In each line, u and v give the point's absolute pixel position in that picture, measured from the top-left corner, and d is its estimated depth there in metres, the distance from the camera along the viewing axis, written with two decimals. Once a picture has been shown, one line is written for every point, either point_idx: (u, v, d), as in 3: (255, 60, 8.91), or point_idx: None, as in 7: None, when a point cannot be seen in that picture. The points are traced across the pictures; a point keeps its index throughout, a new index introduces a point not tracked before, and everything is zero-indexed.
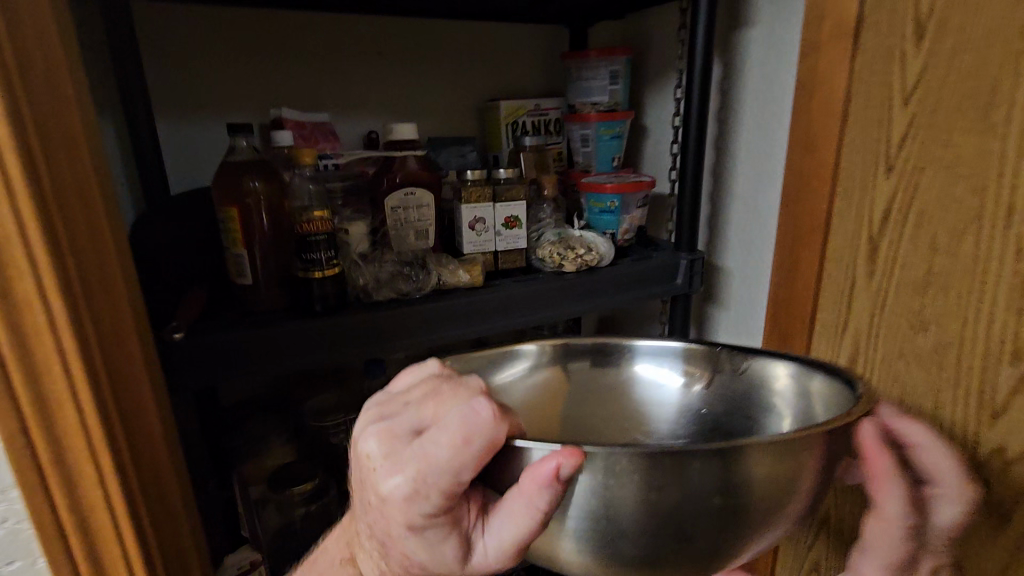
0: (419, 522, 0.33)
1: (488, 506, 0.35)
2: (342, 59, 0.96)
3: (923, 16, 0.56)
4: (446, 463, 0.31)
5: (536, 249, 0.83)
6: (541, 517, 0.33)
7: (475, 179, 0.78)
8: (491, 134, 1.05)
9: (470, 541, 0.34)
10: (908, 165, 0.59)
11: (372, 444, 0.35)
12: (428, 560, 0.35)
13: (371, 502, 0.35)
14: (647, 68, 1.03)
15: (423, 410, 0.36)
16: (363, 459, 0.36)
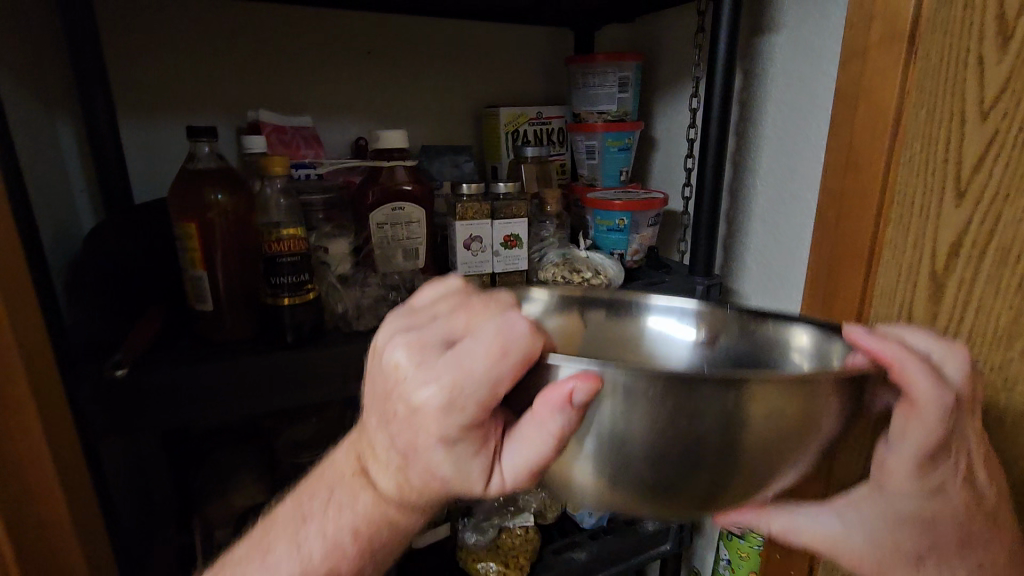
0: (451, 437, 0.31)
1: (506, 428, 0.33)
2: (327, 59, 0.88)
3: (1000, 20, 0.49)
4: (486, 375, 0.29)
5: (539, 271, 0.75)
6: (559, 441, 0.31)
7: (472, 193, 0.70)
8: (489, 142, 0.97)
9: (493, 460, 0.32)
10: (985, 194, 0.52)
11: (398, 352, 0.32)
12: (453, 476, 0.32)
13: (396, 416, 0.32)
14: (658, 75, 0.96)
15: (454, 323, 0.33)
16: (385, 368, 0.32)
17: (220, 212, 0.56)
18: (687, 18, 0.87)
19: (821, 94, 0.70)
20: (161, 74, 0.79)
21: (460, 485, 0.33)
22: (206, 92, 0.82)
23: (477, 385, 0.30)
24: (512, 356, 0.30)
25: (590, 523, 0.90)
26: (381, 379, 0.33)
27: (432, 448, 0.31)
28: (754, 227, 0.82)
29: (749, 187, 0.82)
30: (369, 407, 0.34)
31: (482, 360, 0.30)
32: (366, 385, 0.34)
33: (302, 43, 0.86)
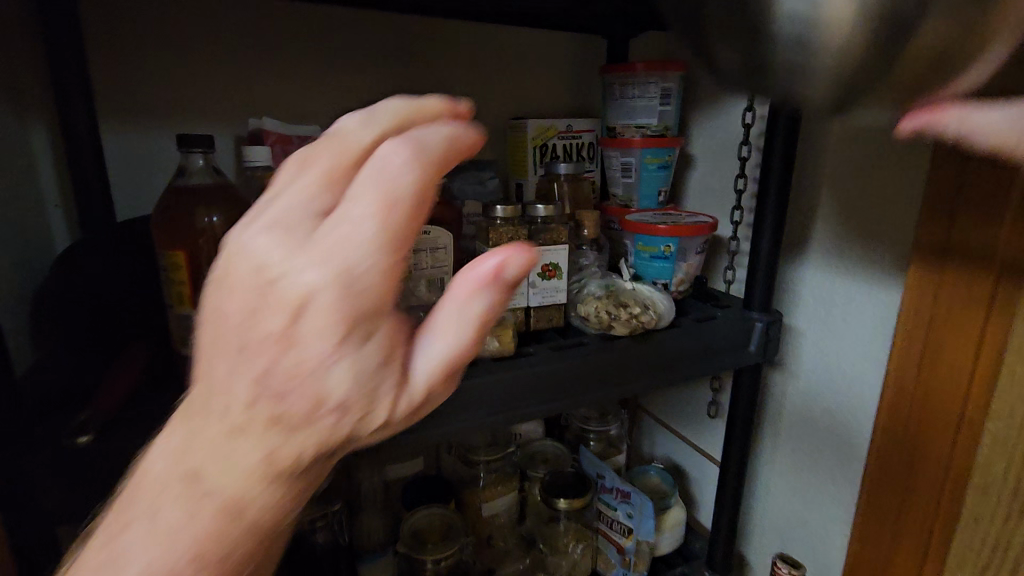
0: (340, 277, 0.26)
1: (419, 326, 0.30)
2: (339, 62, 0.79)
3: None
4: (376, 226, 0.26)
5: (578, 305, 0.66)
6: (477, 331, 0.29)
7: (507, 216, 0.60)
8: (513, 157, 0.88)
9: (405, 369, 0.29)
10: None
11: (255, 244, 0.27)
12: (340, 395, 0.27)
13: (267, 337, 0.26)
14: (699, 88, 0.88)
15: (310, 189, 0.28)
16: (246, 261, 0.27)
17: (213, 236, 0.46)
18: None
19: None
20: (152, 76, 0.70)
21: (355, 412, 0.28)
22: (203, 98, 0.73)
23: (367, 243, 0.27)
24: (399, 112, 0.30)
25: None
26: (241, 271, 0.27)
27: (323, 364, 0.27)
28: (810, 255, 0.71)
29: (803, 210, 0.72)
30: (221, 317, 0.27)
31: (377, 178, 0.27)
32: (215, 284, 0.28)
33: (312, 44, 0.77)
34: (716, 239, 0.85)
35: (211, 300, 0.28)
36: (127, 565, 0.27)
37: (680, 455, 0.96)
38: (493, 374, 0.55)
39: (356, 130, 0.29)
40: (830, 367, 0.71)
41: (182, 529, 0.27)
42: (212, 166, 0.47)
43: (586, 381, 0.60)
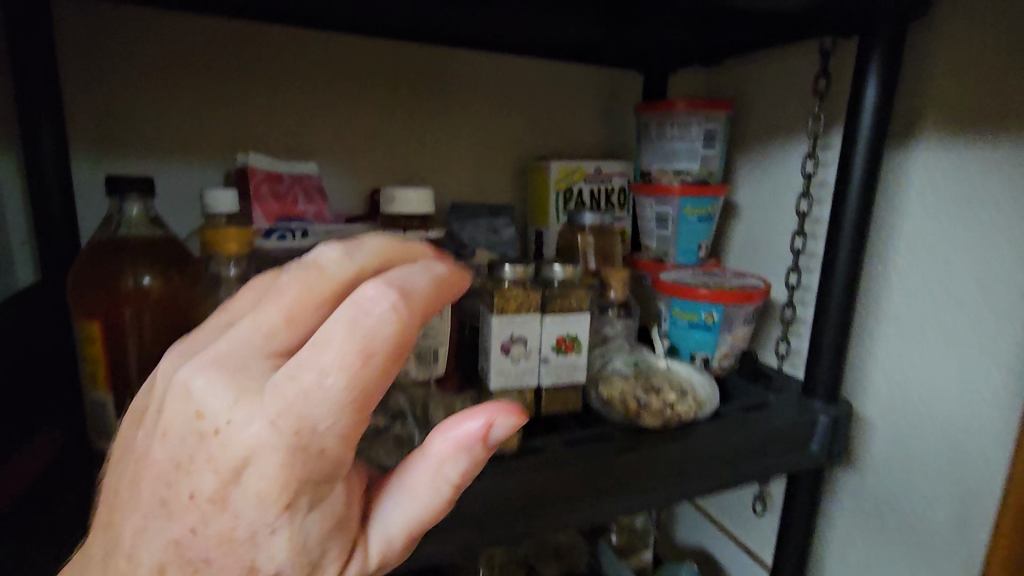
0: (278, 438, 0.24)
1: (388, 476, 0.29)
2: (344, 94, 0.72)
3: None
4: (345, 385, 0.23)
5: (600, 385, 0.55)
6: (450, 493, 0.27)
7: (517, 278, 0.50)
8: (534, 202, 0.79)
9: (355, 534, 0.27)
10: None
11: (201, 385, 0.25)
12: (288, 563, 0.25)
13: (200, 497, 0.25)
14: (748, 129, 0.77)
15: (266, 323, 0.25)
16: (186, 406, 0.25)
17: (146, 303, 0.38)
18: (797, 58, 0.69)
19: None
20: (135, 105, 0.63)
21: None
22: (191, 129, 0.66)
23: (332, 401, 0.24)
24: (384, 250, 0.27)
25: None
26: (181, 413, 0.25)
27: (262, 529, 0.25)
28: (887, 330, 0.63)
29: (881, 279, 0.63)
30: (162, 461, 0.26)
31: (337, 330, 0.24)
32: (160, 424, 0.26)
33: (315, 74, 0.70)
34: (767, 304, 0.73)
35: (149, 441, 0.26)
36: None
37: (718, 551, 0.82)
38: (489, 478, 0.44)
39: (330, 260, 0.26)
40: (910, 463, 0.62)
41: None
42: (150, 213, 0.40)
43: (609, 485, 0.48)
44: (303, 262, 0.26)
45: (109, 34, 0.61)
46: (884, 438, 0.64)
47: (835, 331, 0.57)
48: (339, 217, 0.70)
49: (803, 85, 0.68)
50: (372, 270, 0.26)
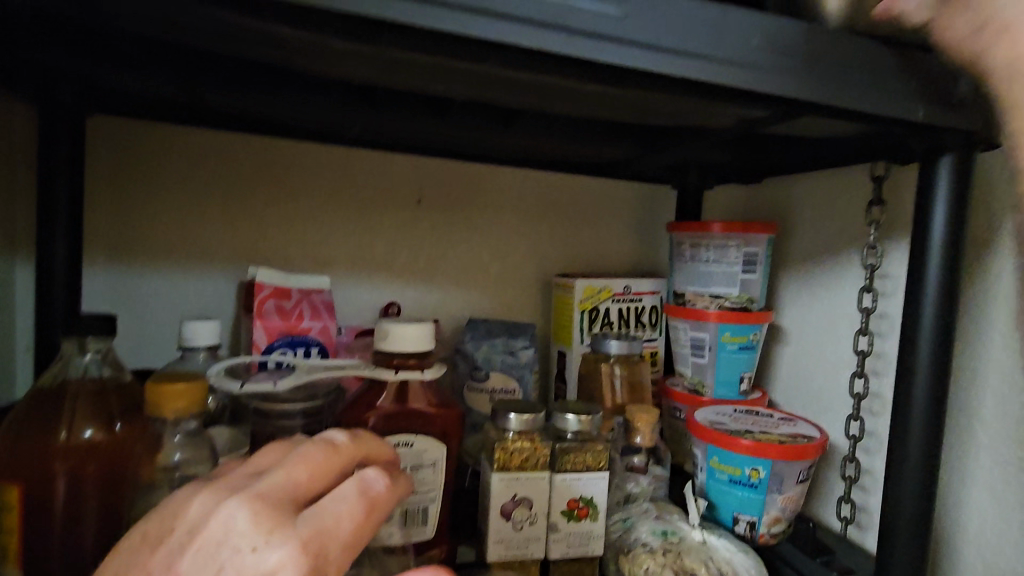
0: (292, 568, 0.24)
1: None
2: (367, 207, 0.71)
3: None
4: (355, 529, 0.27)
5: (621, 561, 0.45)
6: None
7: (523, 428, 0.43)
8: (557, 321, 0.73)
9: None
10: None
11: (234, 516, 0.26)
12: None
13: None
14: (794, 251, 0.71)
15: (290, 471, 0.28)
16: (216, 532, 0.25)
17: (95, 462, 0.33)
18: (848, 182, 0.64)
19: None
20: (156, 215, 0.63)
21: None
22: (208, 240, 0.65)
23: (343, 542, 0.27)
24: None
25: None
26: (214, 535, 0.25)
27: None
28: (979, 501, 0.52)
29: (969, 436, 0.53)
30: None
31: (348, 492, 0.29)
32: (187, 546, 0.25)
33: (339, 188, 0.69)
34: (824, 450, 0.63)
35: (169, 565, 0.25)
36: None
37: None
38: None
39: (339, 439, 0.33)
40: None
41: None
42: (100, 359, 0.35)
43: None
44: (321, 437, 0.31)
45: (143, 147, 0.63)
46: None
47: (915, 503, 0.47)
48: (347, 333, 0.66)
49: (856, 209, 0.62)
50: (360, 462, 0.33)
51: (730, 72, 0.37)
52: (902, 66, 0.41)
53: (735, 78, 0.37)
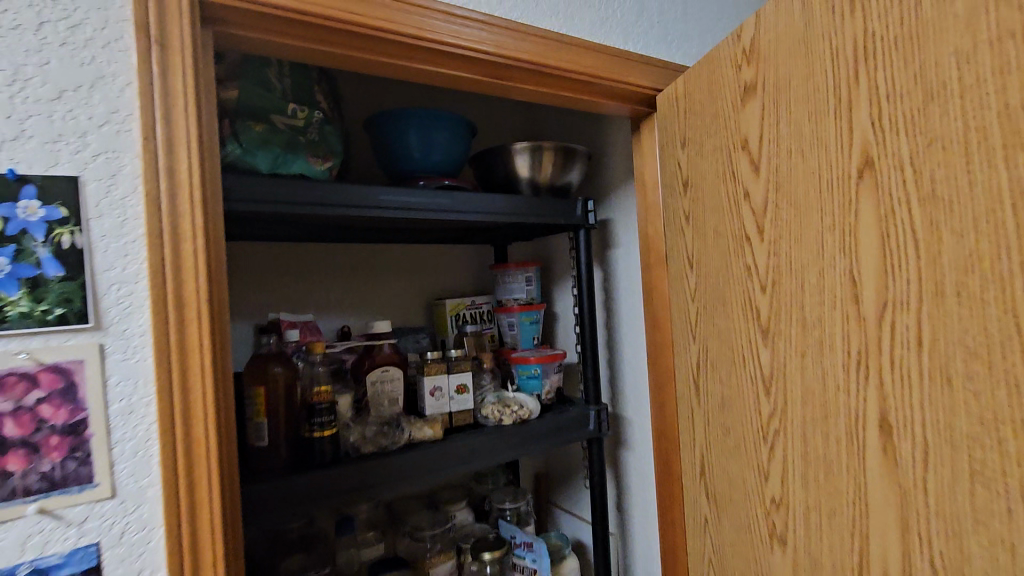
0: (195, 195, 0.53)
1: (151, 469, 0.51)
2: (325, 275, 1.24)
3: (683, 224, 0.82)
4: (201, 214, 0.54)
5: (482, 408, 1.09)
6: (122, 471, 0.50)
7: (434, 358, 1.05)
8: (438, 324, 1.34)
9: (203, 283, 0.53)
10: (699, 309, 0.79)
11: (161, 174, 0.52)
12: (190, 291, 0.53)
13: (194, 269, 0.53)
14: (551, 273, 1.43)
15: (179, 160, 0.53)
16: (165, 168, 0.52)
17: (296, 385, 0.89)
18: (563, 239, 1.37)
19: (636, 281, 1.14)
20: None
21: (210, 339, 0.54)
22: (240, 302, 1.13)
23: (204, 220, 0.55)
24: (215, 220, 0.57)
25: None
26: (164, 167, 0.52)
27: (198, 279, 0.53)
28: (614, 366, 1.23)
29: (608, 341, 1.25)
30: (182, 248, 0.52)
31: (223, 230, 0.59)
32: (170, 176, 0.52)
33: (308, 267, 1.22)
34: (569, 364, 1.33)
35: (178, 243, 0.52)
36: (238, 517, 0.58)
37: (580, 528, 1.33)
38: (434, 445, 0.95)
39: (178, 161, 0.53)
40: (627, 426, 1.21)
41: (238, 505, 0.58)
42: (276, 344, 0.90)
43: (492, 450, 1.01)
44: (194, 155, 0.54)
45: None
46: (631, 424, 1.19)
47: (592, 368, 1.17)
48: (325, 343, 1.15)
49: (565, 252, 1.36)
50: (194, 170, 0.54)
51: (493, 214, 1.04)
52: (555, 203, 1.11)
53: (499, 216, 1.05)
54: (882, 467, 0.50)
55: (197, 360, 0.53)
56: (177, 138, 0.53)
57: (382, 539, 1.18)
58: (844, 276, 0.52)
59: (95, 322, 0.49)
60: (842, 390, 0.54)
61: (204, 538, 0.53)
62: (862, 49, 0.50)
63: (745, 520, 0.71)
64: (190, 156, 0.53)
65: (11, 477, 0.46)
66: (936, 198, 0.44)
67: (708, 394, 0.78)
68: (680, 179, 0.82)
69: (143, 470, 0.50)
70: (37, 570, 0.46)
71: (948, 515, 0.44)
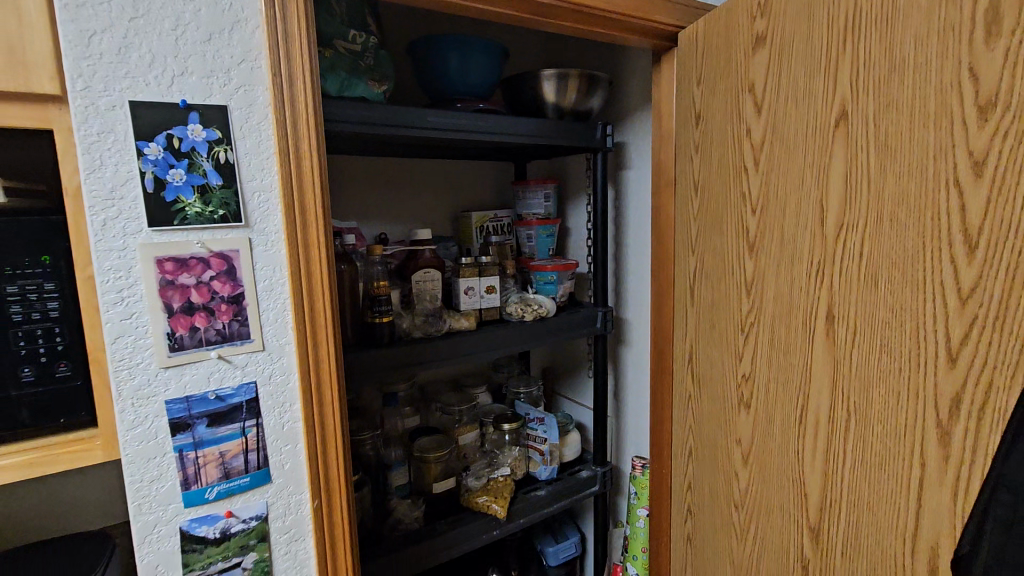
0: (310, 121, 0.66)
1: (286, 333, 0.68)
2: (367, 185, 1.38)
3: (693, 153, 0.96)
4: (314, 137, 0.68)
5: (507, 306, 1.28)
6: (273, 333, 0.68)
7: (469, 263, 1.22)
8: (464, 233, 1.48)
9: (320, 193, 0.68)
10: (700, 226, 0.95)
11: (286, 104, 0.65)
12: (310, 200, 0.67)
13: (312, 180, 0.67)
14: (566, 191, 1.57)
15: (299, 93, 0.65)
16: (289, 100, 0.65)
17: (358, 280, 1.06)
18: (579, 160, 1.49)
19: (645, 201, 1.29)
20: None
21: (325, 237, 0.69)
22: None
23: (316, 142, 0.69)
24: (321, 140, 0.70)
25: (546, 475, 1.36)
26: (289, 99, 0.65)
27: (315, 189, 0.68)
28: (620, 276, 1.41)
29: (615, 253, 1.42)
30: (304, 165, 0.67)
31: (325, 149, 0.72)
32: (293, 106, 0.65)
33: (353, 178, 1.35)
34: (580, 273, 1.51)
35: (300, 161, 0.66)
36: None
37: (581, 411, 1.58)
38: (470, 334, 1.15)
39: (297, 94, 0.65)
40: (627, 327, 1.41)
41: None
42: (342, 245, 1.07)
43: (516, 339, 1.22)
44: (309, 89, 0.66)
45: None
46: (631, 325, 1.39)
47: (602, 276, 1.35)
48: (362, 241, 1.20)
49: (581, 172, 1.49)
50: (309, 100, 0.66)
51: (524, 136, 1.17)
52: (578, 127, 1.23)
53: (529, 137, 1.17)
54: (825, 347, 0.68)
55: (317, 254, 0.69)
56: (296, 73, 0.65)
57: (417, 412, 1.41)
58: (818, 203, 0.68)
59: (245, 221, 0.64)
60: (803, 291, 0.72)
61: (326, 383, 0.71)
62: (853, 20, 0.62)
63: (722, 392, 0.91)
64: (306, 89, 0.66)
65: (198, 331, 0.63)
66: (887, 149, 0.59)
67: (701, 296, 0.96)
68: (694, 113, 0.94)
69: (281, 332, 0.68)
70: (218, 397, 0.65)
71: (862, 377, 0.64)
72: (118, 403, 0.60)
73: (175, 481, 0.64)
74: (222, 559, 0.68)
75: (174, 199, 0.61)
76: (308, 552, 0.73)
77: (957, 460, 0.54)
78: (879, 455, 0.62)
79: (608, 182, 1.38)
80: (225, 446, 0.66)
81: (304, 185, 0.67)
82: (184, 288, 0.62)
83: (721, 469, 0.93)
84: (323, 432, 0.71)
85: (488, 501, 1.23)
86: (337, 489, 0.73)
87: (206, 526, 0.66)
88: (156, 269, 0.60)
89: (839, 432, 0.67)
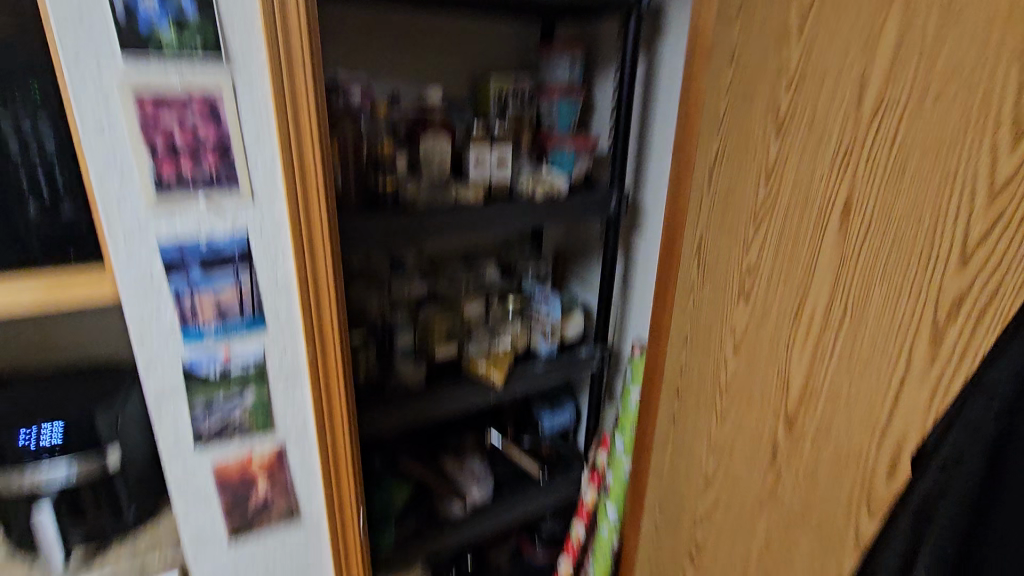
0: None
1: (276, 186, 0.67)
2: (378, 39, 1.28)
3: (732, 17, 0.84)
4: None
5: (518, 181, 1.23)
6: (261, 184, 0.66)
7: (479, 133, 1.18)
8: (481, 99, 1.37)
9: (308, 35, 0.62)
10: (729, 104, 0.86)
11: None
12: (296, 41, 0.62)
13: (299, 19, 0.61)
14: (595, 60, 1.44)
15: None
16: None
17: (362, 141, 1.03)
18: (613, 23, 1.35)
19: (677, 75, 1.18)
20: None
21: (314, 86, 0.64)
22: None
23: None
24: None
25: (545, 352, 1.40)
26: None
27: (302, 30, 0.62)
28: (642, 158, 1.33)
29: (639, 133, 1.33)
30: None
31: None
32: None
33: (362, 29, 1.25)
34: (600, 153, 1.43)
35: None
36: None
37: (586, 294, 1.59)
38: (477, 207, 1.12)
39: None
40: (643, 213, 1.36)
41: None
42: (345, 100, 1.00)
43: (525, 214, 1.18)
44: None
45: None
46: (648, 212, 1.34)
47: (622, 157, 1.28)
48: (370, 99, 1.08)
49: (614, 38, 1.35)
50: None
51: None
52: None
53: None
54: (835, 243, 0.65)
55: (306, 104, 0.65)
56: None
57: (426, 283, 1.39)
58: (859, 80, 0.60)
59: (226, 61, 0.60)
60: (824, 179, 0.66)
61: (319, 241, 0.71)
62: None
63: (723, 284, 0.89)
64: None
65: (184, 177, 0.62)
66: (950, 10, 0.51)
67: (718, 183, 0.90)
68: None
69: (271, 185, 0.67)
70: (210, 245, 0.66)
71: (866, 274, 0.61)
72: (112, 241, 0.62)
73: (173, 320, 0.67)
74: (223, 393, 0.73)
75: (149, 31, 0.57)
76: (305, 397, 0.78)
77: (944, 358, 0.55)
78: (870, 352, 0.61)
79: (641, 52, 1.25)
80: (220, 293, 0.68)
81: (290, 24, 0.61)
82: (166, 130, 0.60)
83: (712, 358, 0.94)
84: (316, 288, 0.73)
85: (488, 368, 1.30)
86: (332, 343, 0.76)
87: (206, 365, 0.71)
88: (136, 107, 0.58)
89: (832, 329, 0.66)
